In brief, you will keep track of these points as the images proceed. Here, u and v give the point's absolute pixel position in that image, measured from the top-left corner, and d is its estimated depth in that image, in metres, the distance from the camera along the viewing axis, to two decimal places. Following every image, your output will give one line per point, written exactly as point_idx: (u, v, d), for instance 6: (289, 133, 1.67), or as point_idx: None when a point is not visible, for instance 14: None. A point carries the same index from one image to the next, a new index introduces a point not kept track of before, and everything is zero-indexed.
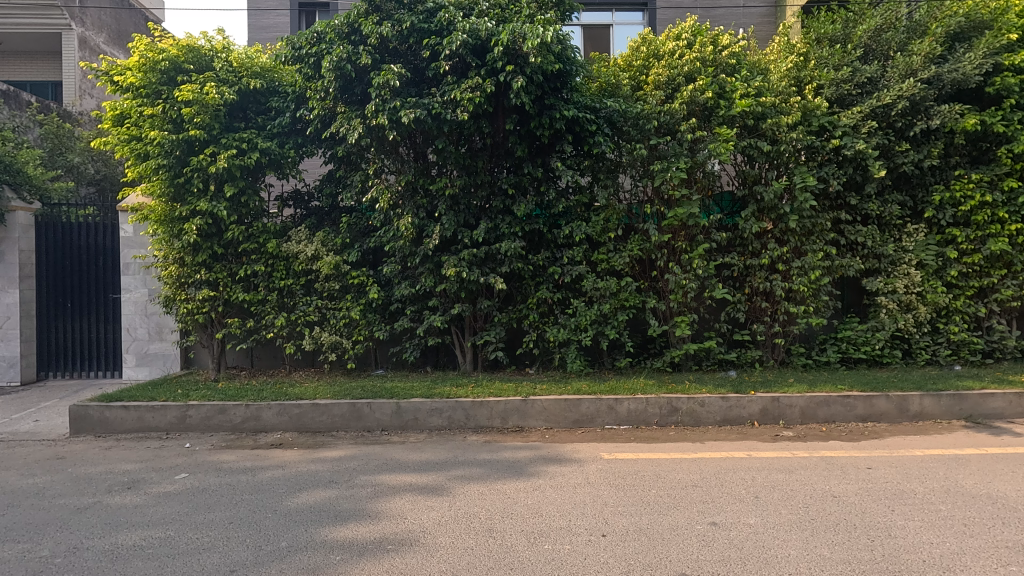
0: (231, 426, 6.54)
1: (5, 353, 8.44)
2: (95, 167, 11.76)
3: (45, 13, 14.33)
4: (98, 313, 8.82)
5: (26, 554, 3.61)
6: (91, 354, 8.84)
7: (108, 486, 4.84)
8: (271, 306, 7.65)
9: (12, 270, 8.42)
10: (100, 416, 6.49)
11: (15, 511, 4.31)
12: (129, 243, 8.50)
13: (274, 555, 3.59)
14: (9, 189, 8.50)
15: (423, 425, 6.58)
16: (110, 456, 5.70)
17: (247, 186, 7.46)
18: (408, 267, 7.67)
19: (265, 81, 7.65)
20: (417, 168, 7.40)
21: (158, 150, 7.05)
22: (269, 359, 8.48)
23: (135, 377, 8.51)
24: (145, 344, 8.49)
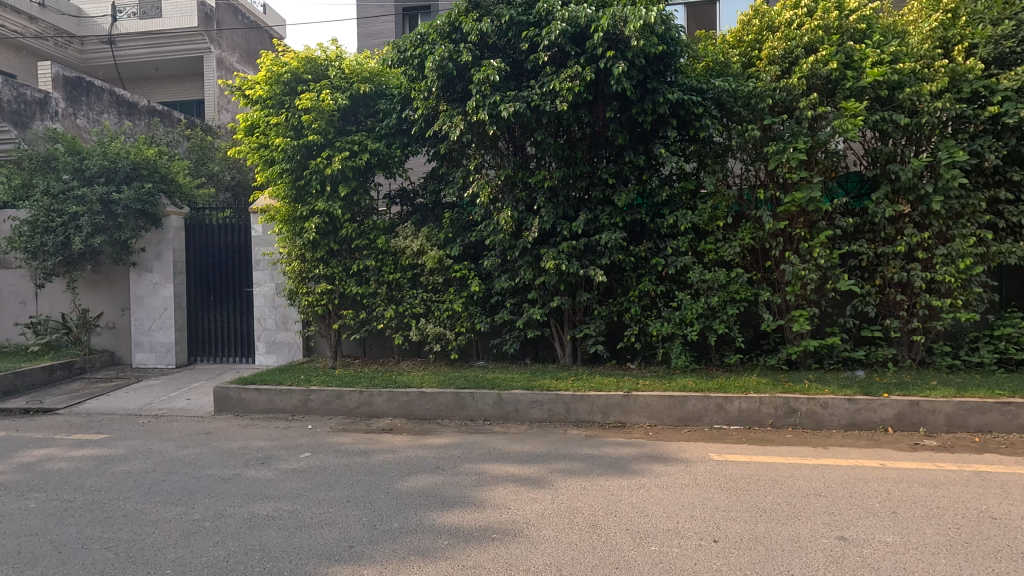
0: (347, 410, 7.01)
1: (163, 339, 9.70)
2: (231, 174, 13.13)
3: (189, 39, 16.14)
4: (234, 305, 9.85)
5: (183, 516, 4.11)
6: (230, 341, 9.90)
7: (245, 461, 5.39)
8: (381, 298, 8.11)
9: (168, 267, 9.65)
10: (238, 397, 7.24)
11: (173, 477, 4.92)
12: (259, 242, 9.39)
13: (388, 535, 3.78)
14: (165, 197, 9.72)
15: (524, 417, 6.65)
16: (246, 433, 6.35)
17: (359, 185, 7.94)
18: (508, 260, 7.74)
19: (373, 85, 8.08)
20: (517, 162, 7.46)
21: (282, 156, 7.68)
22: (380, 349, 8.99)
23: (266, 363, 9.43)
24: (273, 334, 9.37)
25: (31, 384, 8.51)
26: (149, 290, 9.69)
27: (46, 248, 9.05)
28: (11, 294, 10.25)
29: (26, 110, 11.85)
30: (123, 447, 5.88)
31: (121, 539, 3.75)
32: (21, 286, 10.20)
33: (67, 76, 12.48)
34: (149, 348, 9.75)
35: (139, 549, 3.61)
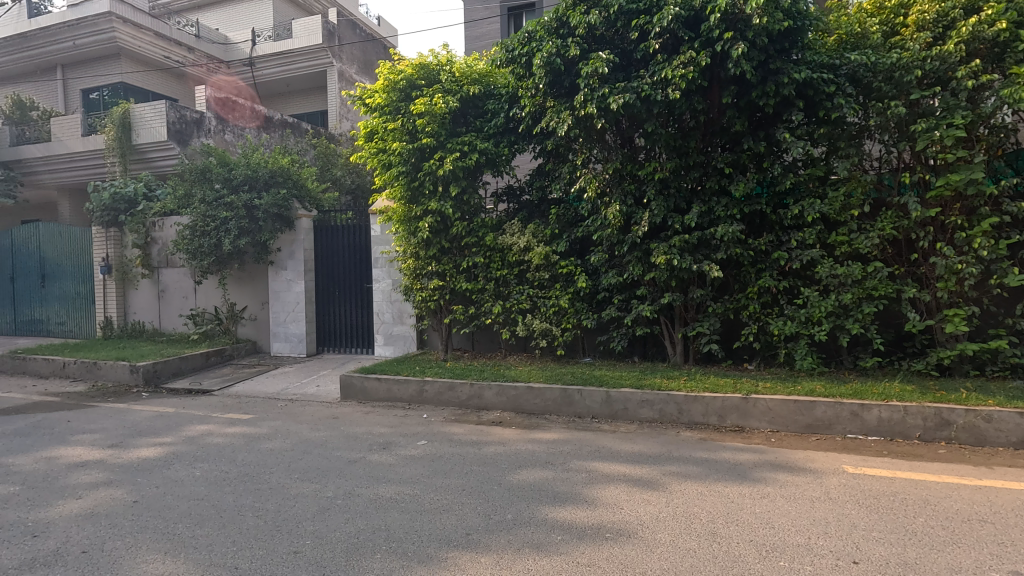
0: (459, 402, 7.29)
1: (296, 330, 10.70)
2: (352, 178, 14.15)
3: (315, 55, 17.59)
4: (356, 300, 10.62)
5: (317, 493, 4.50)
6: (352, 333, 10.69)
7: (368, 445, 5.80)
8: (489, 294, 8.30)
9: (300, 265, 10.61)
10: (361, 385, 7.80)
11: (308, 457, 5.41)
12: (377, 241, 10.04)
13: (503, 526, 3.87)
14: (297, 202, 10.71)
15: (633, 416, 6.49)
16: (369, 420, 6.83)
17: (468, 185, 8.20)
18: (616, 255, 7.59)
19: (482, 86, 8.30)
20: (625, 154, 7.28)
21: (398, 159, 8.09)
22: (488, 343, 9.24)
23: (384, 354, 10.07)
24: (390, 327, 9.98)
25: (193, 368, 9.78)
26: (284, 286, 10.73)
27: (203, 250, 10.36)
28: (176, 289, 11.86)
29: (187, 130, 13.43)
30: (267, 426, 6.57)
31: (269, 509, 4.18)
32: (184, 283, 11.76)
33: (217, 97, 14.14)
34: (285, 338, 10.80)
35: (283, 519, 4.01)
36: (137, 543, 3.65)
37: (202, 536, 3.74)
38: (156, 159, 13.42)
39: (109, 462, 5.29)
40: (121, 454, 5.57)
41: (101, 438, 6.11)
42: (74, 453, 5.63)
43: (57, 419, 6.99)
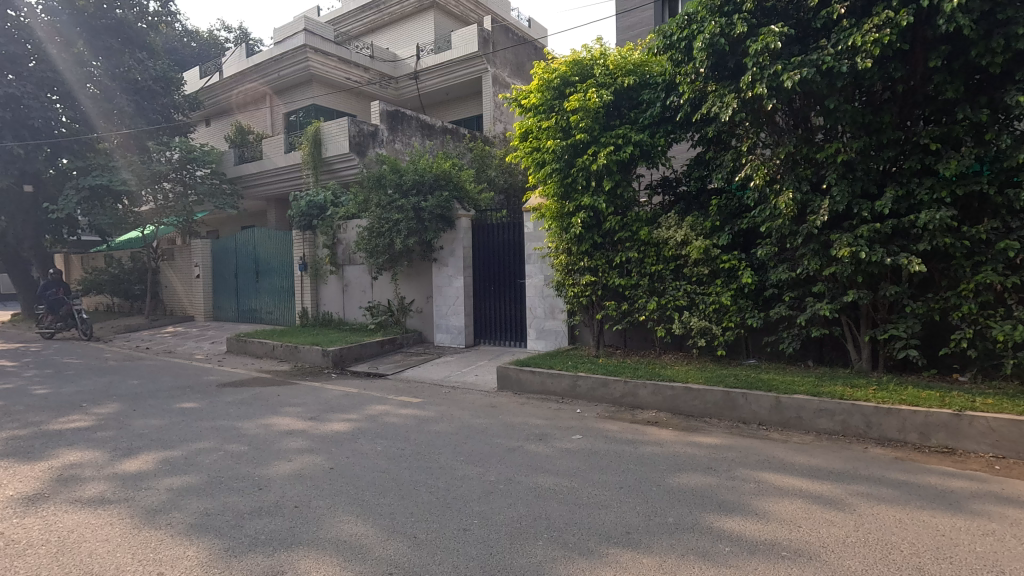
0: (612, 399, 7.22)
1: (456, 323, 11.46)
2: (505, 178, 14.78)
3: (471, 63, 18.57)
4: (510, 295, 11.07)
5: (481, 476, 4.78)
6: (507, 327, 11.18)
7: (526, 435, 6.00)
8: (643, 290, 8.06)
9: (459, 262, 11.33)
10: (516, 377, 8.10)
11: (471, 441, 5.77)
12: (530, 238, 10.32)
13: (665, 529, 3.75)
14: (457, 202, 11.45)
15: (809, 426, 5.87)
16: (525, 410, 7.08)
17: (622, 178, 8.05)
18: (787, 248, 6.91)
19: (637, 76, 8.09)
20: (800, 136, 6.59)
21: (552, 156, 8.19)
22: (640, 341, 9.04)
23: (536, 347, 10.34)
24: (542, 321, 10.22)
25: (370, 354, 10.99)
26: (446, 281, 11.54)
27: (378, 248, 11.55)
28: (357, 284, 13.42)
29: (364, 142, 15.06)
30: (434, 411, 7.14)
31: (439, 487, 4.54)
32: (363, 278, 13.26)
33: (388, 110, 15.64)
34: (446, 330, 11.62)
35: (453, 498, 4.31)
36: (336, 504, 4.20)
37: (386, 505, 4.18)
38: (340, 169, 15.29)
39: (311, 432, 6.17)
40: (319, 426, 6.45)
41: (303, 411, 7.14)
42: (284, 422, 6.65)
43: (271, 393, 8.32)
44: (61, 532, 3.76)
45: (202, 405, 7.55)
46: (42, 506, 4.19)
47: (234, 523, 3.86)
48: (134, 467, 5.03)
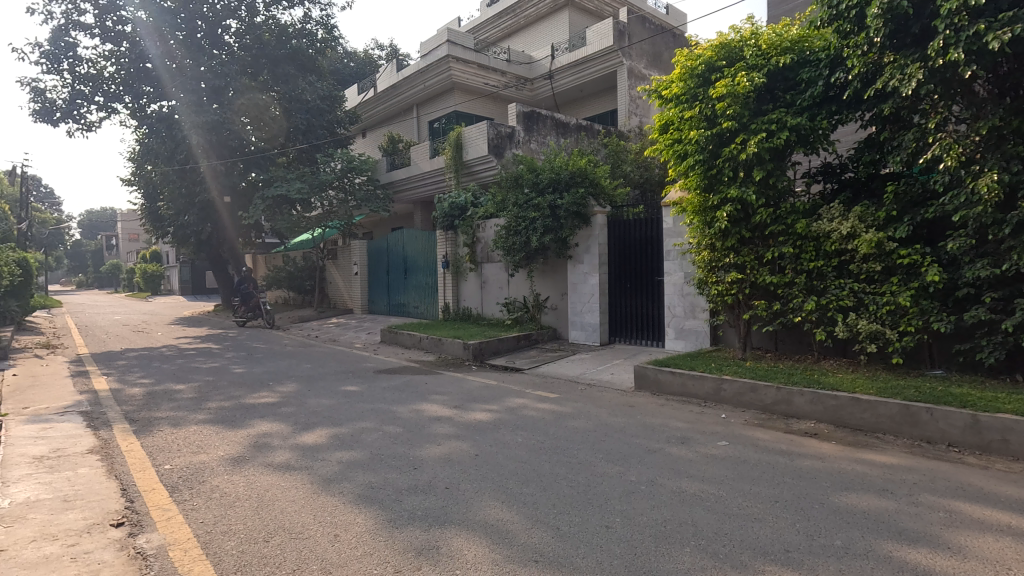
0: (762, 405, 6.70)
1: (590, 320, 11.42)
2: (640, 173, 14.49)
3: (607, 58, 18.32)
4: (648, 293, 10.82)
5: (622, 475, 4.71)
6: (643, 326, 10.91)
7: (667, 437, 5.79)
8: (800, 289, 7.34)
9: (594, 259, 11.27)
10: (655, 377, 7.86)
11: (610, 439, 5.72)
12: (670, 233, 9.93)
13: (831, 552, 3.39)
14: (593, 199, 11.39)
15: (1017, 452, 4.93)
16: (664, 412, 6.84)
17: (776, 167, 7.38)
18: (989, 241, 5.87)
19: (795, 54, 7.40)
20: (1009, 106, 5.66)
21: (695, 147, 7.77)
22: (795, 344, 8.30)
23: (675, 347, 9.94)
24: (682, 320, 9.80)
25: (507, 348, 11.37)
26: (581, 278, 11.54)
27: (515, 247, 11.91)
28: (494, 281, 13.97)
29: (502, 143, 15.59)
30: (571, 407, 7.19)
31: (580, 482, 4.56)
32: (500, 275, 13.77)
33: (525, 112, 16.02)
34: (581, 327, 11.63)
35: (594, 494, 4.30)
36: (482, 489, 4.41)
37: (528, 494, 4.30)
38: (480, 171, 16.01)
39: (456, 420, 6.55)
40: (463, 414, 6.83)
41: (448, 400, 7.61)
42: (432, 408, 7.15)
43: (419, 381, 8.99)
44: (259, 490, 4.43)
45: (362, 389, 8.41)
46: (244, 467, 4.96)
47: (394, 498, 4.24)
48: (311, 440, 5.74)
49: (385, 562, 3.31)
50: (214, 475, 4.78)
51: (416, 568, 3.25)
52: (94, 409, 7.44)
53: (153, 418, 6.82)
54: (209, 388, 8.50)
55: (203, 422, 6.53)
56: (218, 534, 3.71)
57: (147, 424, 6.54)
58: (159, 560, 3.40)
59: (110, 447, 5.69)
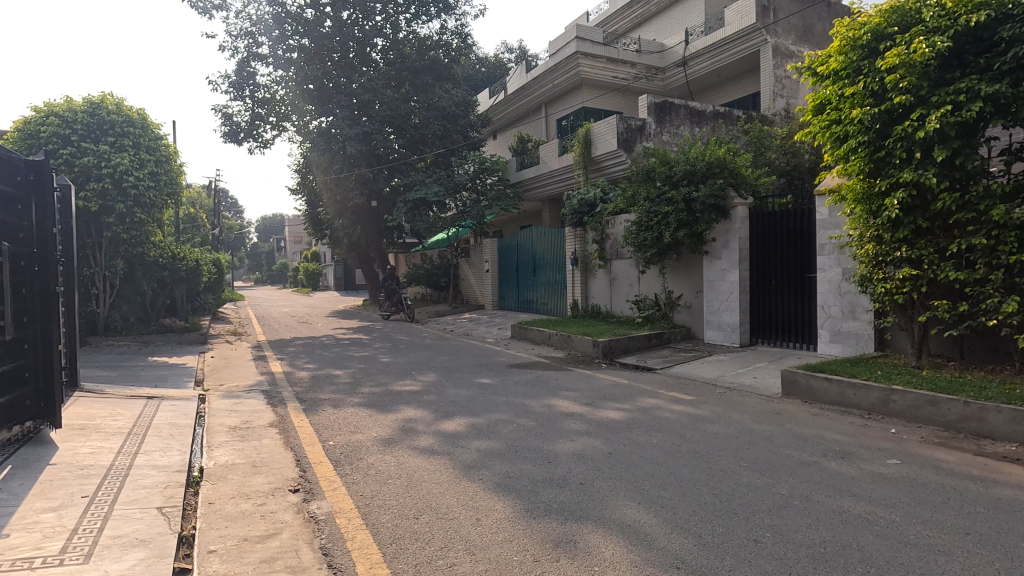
0: (944, 422, 5.82)
1: (729, 320, 10.71)
2: (787, 159, 13.31)
3: (748, 37, 17.01)
4: (798, 291, 9.91)
5: (771, 487, 4.36)
6: (792, 327, 10.00)
7: (823, 450, 5.25)
8: (996, 287, 6.22)
9: (734, 254, 10.57)
10: (806, 384, 7.16)
11: (756, 448, 5.32)
12: (825, 225, 8.97)
13: None
14: (733, 190, 10.67)
15: None
16: (818, 422, 6.21)
17: (965, 145, 6.32)
18: None
19: (991, 9, 6.26)
20: None
21: (858, 128, 6.89)
22: (987, 352, 7.09)
23: (830, 352, 8.97)
24: (839, 322, 8.82)
25: (638, 347, 11.08)
26: (719, 275, 10.88)
27: (647, 242, 11.57)
28: (624, 278, 13.70)
29: (632, 137, 15.19)
30: (709, 410, 6.81)
31: (723, 490, 4.30)
32: (630, 272, 13.46)
33: (656, 102, 15.45)
34: (718, 327, 10.96)
35: (739, 504, 4.04)
36: (617, 489, 4.35)
37: (666, 498, 4.16)
38: (610, 167, 15.79)
39: (588, 417, 6.53)
40: (594, 412, 6.80)
41: (579, 396, 7.62)
42: (563, 404, 7.21)
43: (549, 376, 9.13)
44: (408, 471, 4.80)
45: (496, 382, 8.73)
46: (394, 448, 5.41)
47: (531, 489, 4.35)
48: (451, 428, 6.09)
49: (525, 550, 3.41)
50: (370, 454, 5.27)
51: (554, 559, 3.30)
52: (272, 388, 8.60)
53: (318, 399, 7.71)
54: (362, 375, 9.40)
55: (358, 405, 7.24)
56: (375, 507, 4.08)
57: (314, 404, 7.40)
58: (328, 525, 3.84)
59: (285, 422, 6.54)
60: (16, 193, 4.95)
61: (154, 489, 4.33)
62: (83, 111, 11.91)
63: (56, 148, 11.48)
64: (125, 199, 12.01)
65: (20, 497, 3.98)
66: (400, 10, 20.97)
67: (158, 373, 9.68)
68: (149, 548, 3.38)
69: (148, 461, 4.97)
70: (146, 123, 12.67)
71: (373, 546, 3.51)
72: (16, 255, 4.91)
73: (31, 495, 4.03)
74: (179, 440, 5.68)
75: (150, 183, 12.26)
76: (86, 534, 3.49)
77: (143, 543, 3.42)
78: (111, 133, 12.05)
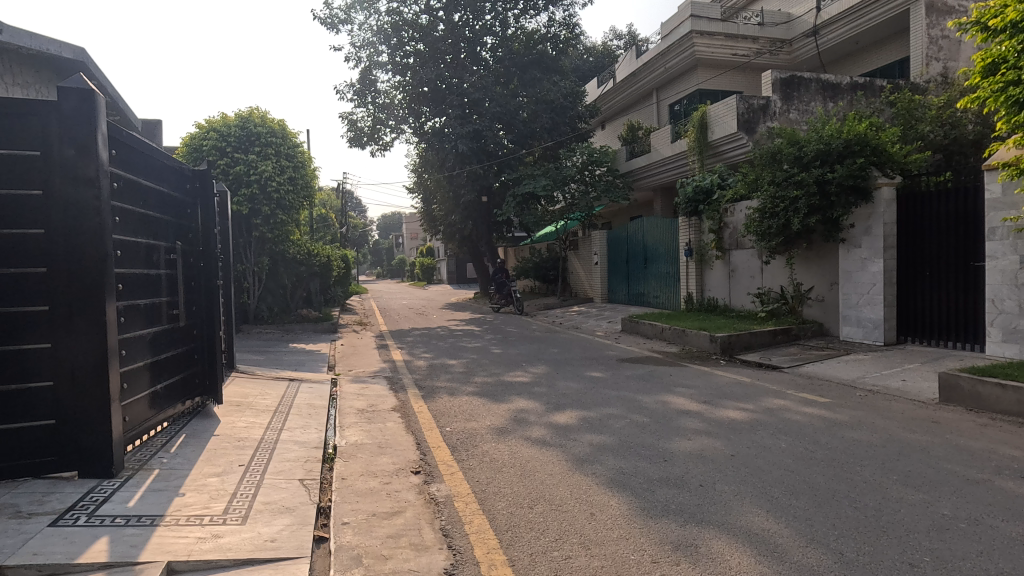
0: None
1: (871, 315, 9.59)
2: (943, 132, 11.63)
3: None
4: (961, 283, 8.66)
5: (929, 505, 3.82)
6: (951, 325, 8.74)
7: (995, 467, 4.52)
8: None
9: (878, 242, 9.45)
10: (972, 389, 6.22)
11: (907, 460, 4.70)
12: (997, 206, 7.70)
13: None
14: (876, 169, 9.53)
15: None
16: (988, 435, 5.34)
17: None
18: None
19: None
20: None
21: None
22: None
23: (1002, 353, 7.73)
24: (1015, 319, 7.54)
25: (761, 343, 10.30)
26: (858, 265, 9.78)
27: (771, 230, 10.70)
28: (745, 269, 12.81)
29: (754, 117, 14.11)
30: (848, 415, 6.15)
31: (868, 504, 3.85)
32: (752, 263, 12.57)
33: (783, 78, 14.18)
34: (856, 322, 9.85)
35: (890, 522, 3.59)
36: (742, 494, 4.06)
37: (799, 508, 3.81)
38: (728, 151, 14.82)
39: (706, 416, 6.19)
40: (713, 410, 6.43)
41: (696, 394, 7.25)
42: (678, 401, 6.92)
43: (663, 372, 8.81)
44: (521, 460, 4.87)
45: (607, 376, 8.58)
46: (507, 438, 5.51)
47: (647, 487, 4.20)
48: (562, 420, 6.09)
49: (643, 550, 3.30)
50: (483, 442, 5.42)
51: (675, 563, 3.15)
52: (393, 376, 9.17)
53: (435, 387, 8.10)
54: (475, 365, 9.71)
55: (473, 394, 7.48)
56: (490, 493, 4.19)
57: (431, 392, 7.78)
58: (447, 508, 3.99)
59: (406, 408, 6.94)
60: (186, 199, 5.71)
61: (296, 462, 4.79)
62: (235, 125, 13.49)
63: (215, 159, 13.09)
64: (269, 202, 13.41)
65: (192, 463, 4.59)
66: (509, 7, 21.32)
67: (297, 358, 10.75)
68: (293, 515, 3.73)
69: (291, 437, 5.52)
70: (286, 132, 14.07)
71: (489, 532, 3.59)
72: (186, 253, 5.67)
73: (201, 461, 4.65)
74: (316, 419, 6.25)
75: (288, 187, 13.59)
76: (243, 498, 3.95)
77: (288, 510, 3.79)
78: (257, 143, 13.53)
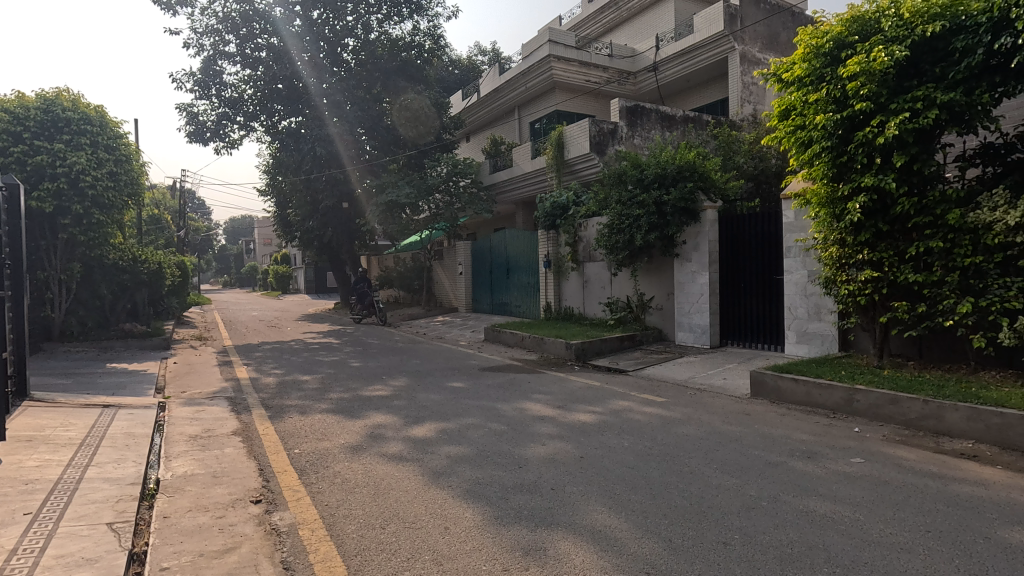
0: (904, 420, 6.01)
1: (700, 321, 10.85)
2: (754, 163, 13.64)
3: (717, 45, 17.36)
4: (765, 292, 10.12)
5: (739, 488, 4.39)
6: (759, 329, 10.20)
7: (789, 450, 5.32)
8: (951, 290, 6.36)
9: (704, 257, 10.74)
10: (775, 384, 7.29)
11: (725, 449, 5.36)
12: (791, 228, 9.17)
13: None
14: (703, 193, 10.85)
15: None
16: (787, 422, 6.30)
17: (923, 151, 6.44)
18: None
19: (946, 20, 6.28)
20: None
21: (822, 134, 6.97)
22: (945, 351, 7.43)
23: (796, 352, 9.19)
24: (805, 323, 9.01)
25: (611, 349, 11.12)
26: (689, 277, 11.04)
27: (619, 245, 11.66)
28: (597, 280, 13.76)
29: (605, 140, 15.31)
30: (681, 412, 6.85)
31: (692, 492, 4.32)
32: (603, 274, 13.55)
33: (628, 106, 15.61)
34: (689, 328, 11.10)
35: (708, 507, 4.05)
36: (589, 494, 4.31)
37: (637, 502, 4.14)
38: (581, 169, 15.87)
39: (559, 421, 6.49)
40: (567, 415, 6.78)
41: (551, 399, 7.60)
42: (535, 407, 7.17)
43: (522, 379, 9.09)
44: (376, 479, 4.69)
45: (468, 386, 8.61)
46: (362, 456, 5.28)
47: (501, 495, 4.29)
48: (421, 433, 5.98)
49: (495, 559, 3.35)
50: (336, 462, 5.12)
51: (524, 568, 3.25)
52: (236, 395, 8.32)
53: (284, 406, 7.50)
54: (330, 380, 9.18)
55: (327, 411, 7.05)
56: (340, 517, 3.97)
57: (279, 411, 7.20)
58: (291, 537, 3.71)
59: (249, 430, 6.33)
60: None
61: (104, 503, 4.12)
62: (36, 107, 11.40)
63: (7, 146, 10.94)
64: (82, 199, 11.53)
65: None
66: (372, 10, 20.67)
67: (115, 380, 9.30)
68: (96, 567, 3.20)
69: (100, 474, 4.74)
70: (105, 120, 12.23)
71: (337, 559, 3.39)
72: None
73: None
74: (135, 451, 5.44)
75: (108, 183, 11.81)
76: (26, 554, 3.29)
77: (89, 562, 3.24)
78: (66, 131, 11.57)
